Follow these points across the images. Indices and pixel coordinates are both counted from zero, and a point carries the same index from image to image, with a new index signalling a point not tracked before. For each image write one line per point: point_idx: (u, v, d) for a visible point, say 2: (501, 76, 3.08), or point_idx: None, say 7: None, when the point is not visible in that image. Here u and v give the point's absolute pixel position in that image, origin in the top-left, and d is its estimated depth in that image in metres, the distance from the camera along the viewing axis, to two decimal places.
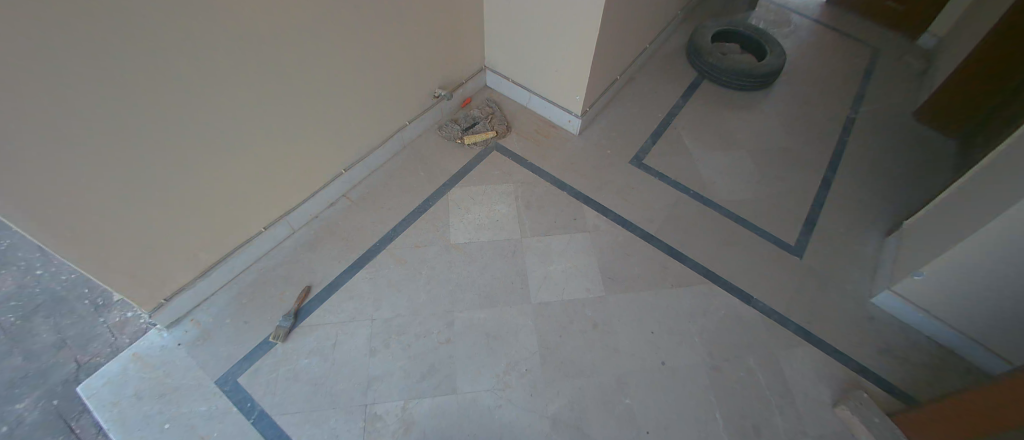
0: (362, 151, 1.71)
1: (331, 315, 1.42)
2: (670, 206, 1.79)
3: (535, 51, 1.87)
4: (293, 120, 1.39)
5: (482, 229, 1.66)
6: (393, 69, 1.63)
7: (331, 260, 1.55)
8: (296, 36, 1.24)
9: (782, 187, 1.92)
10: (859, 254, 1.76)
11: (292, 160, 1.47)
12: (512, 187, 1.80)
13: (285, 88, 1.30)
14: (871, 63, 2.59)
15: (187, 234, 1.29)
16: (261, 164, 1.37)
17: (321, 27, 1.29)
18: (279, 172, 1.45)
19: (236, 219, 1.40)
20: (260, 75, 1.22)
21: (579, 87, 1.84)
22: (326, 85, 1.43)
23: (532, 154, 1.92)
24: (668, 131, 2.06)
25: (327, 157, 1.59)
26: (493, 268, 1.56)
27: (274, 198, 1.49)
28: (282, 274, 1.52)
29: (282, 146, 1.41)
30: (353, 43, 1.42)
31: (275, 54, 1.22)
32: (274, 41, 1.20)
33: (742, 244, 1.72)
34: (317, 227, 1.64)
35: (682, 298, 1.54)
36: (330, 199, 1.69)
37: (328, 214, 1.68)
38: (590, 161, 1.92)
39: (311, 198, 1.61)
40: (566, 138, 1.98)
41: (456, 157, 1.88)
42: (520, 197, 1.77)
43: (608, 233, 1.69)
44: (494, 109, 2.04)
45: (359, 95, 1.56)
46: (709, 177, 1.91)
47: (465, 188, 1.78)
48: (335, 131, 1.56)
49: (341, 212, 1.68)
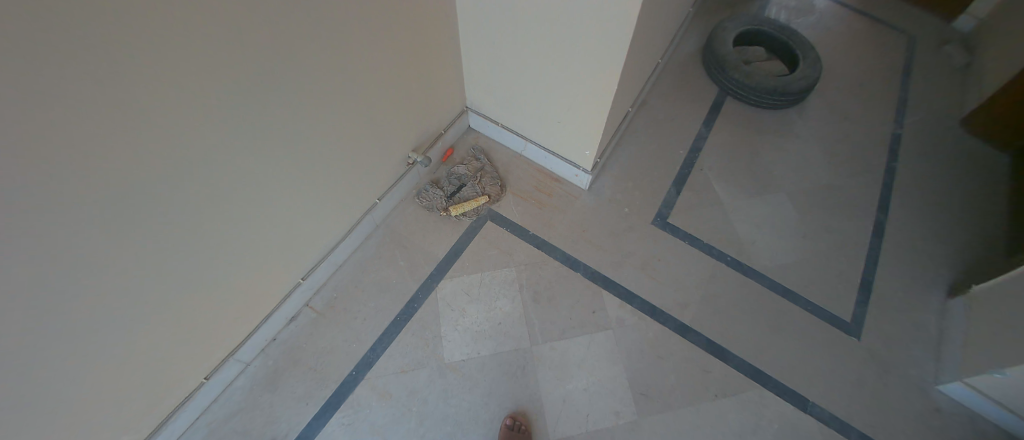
0: (324, 250, 1.35)
1: None
2: (705, 282, 1.51)
3: (533, 98, 1.45)
4: (225, 260, 1.02)
5: (482, 338, 1.35)
6: (352, 150, 1.23)
7: (299, 405, 1.24)
8: (213, 170, 0.86)
9: (831, 242, 1.63)
10: (919, 323, 1.53)
11: (231, 301, 1.11)
12: (513, 273, 1.46)
13: (208, 233, 0.93)
14: (910, 55, 2.21)
15: (99, 433, 0.96)
16: (191, 324, 1.02)
17: (245, 146, 0.90)
18: (216, 320, 1.10)
19: (165, 387, 1.06)
20: (169, 236, 0.84)
21: (592, 142, 1.45)
22: (264, 200, 1.04)
23: (533, 224, 1.56)
24: (693, 174, 1.71)
25: (279, 276, 1.23)
26: (500, 394, 1.28)
27: (214, 342, 1.14)
28: (238, 429, 1.21)
29: (218, 292, 1.05)
30: (292, 143, 1.03)
31: (187, 204, 0.84)
32: (184, 189, 0.82)
33: (791, 327, 1.46)
34: (276, 354, 1.31)
35: (728, 413, 1.30)
36: (288, 315, 1.34)
37: (288, 335, 1.33)
38: (604, 226, 1.58)
39: (260, 325, 1.26)
40: (572, 196, 1.62)
41: (440, 235, 1.51)
42: (524, 287, 1.44)
43: (634, 328, 1.41)
44: (482, 162, 1.64)
45: (308, 194, 1.17)
46: (745, 236, 1.60)
47: (455, 279, 1.43)
48: (285, 245, 1.19)
49: (305, 331, 1.33)
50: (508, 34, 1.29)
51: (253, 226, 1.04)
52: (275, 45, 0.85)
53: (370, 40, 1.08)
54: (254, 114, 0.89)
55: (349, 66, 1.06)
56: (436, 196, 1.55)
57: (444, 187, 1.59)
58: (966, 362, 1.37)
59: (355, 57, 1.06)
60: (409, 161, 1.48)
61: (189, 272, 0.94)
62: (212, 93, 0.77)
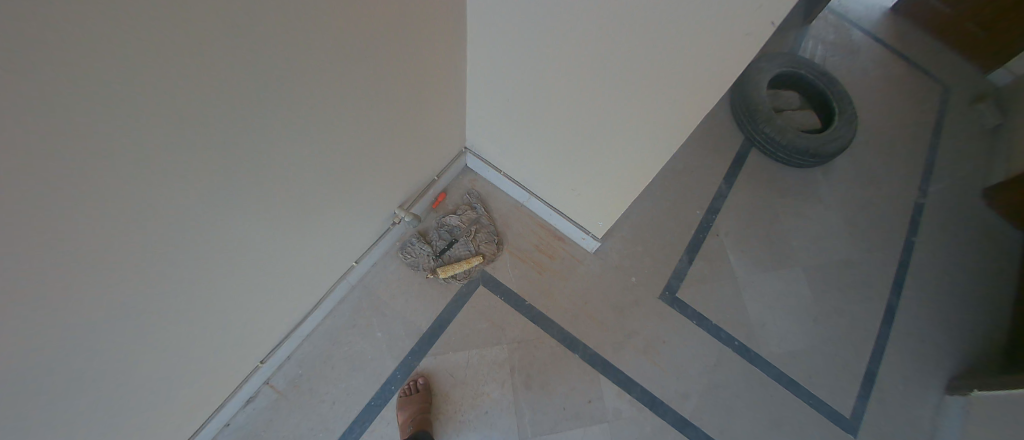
0: (291, 325, 1.18)
1: None
2: (710, 370, 1.41)
3: (537, 161, 1.24)
4: (155, 385, 0.84)
5: (464, 430, 1.23)
6: (315, 226, 1.02)
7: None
8: (119, 314, 0.66)
9: (841, 327, 1.54)
10: (918, 421, 1.47)
11: (167, 414, 0.94)
12: (504, 352, 1.32)
13: (128, 370, 0.75)
14: (941, 110, 2.05)
15: None
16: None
17: (164, 273, 0.69)
18: (152, 436, 0.94)
19: None
20: (66, 398, 0.66)
21: (602, 217, 1.27)
22: (208, 311, 0.85)
23: (531, 292, 1.39)
24: (709, 239, 1.54)
25: (231, 369, 1.06)
26: None
27: None
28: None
29: (149, 414, 0.88)
30: (238, 244, 0.82)
31: (84, 359, 0.65)
32: (76, 350, 0.63)
33: (789, 422, 1.41)
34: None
35: None
36: (244, 397, 1.16)
37: (245, 419, 1.17)
38: (610, 298, 1.42)
39: (213, 416, 1.10)
40: (577, 260, 1.45)
41: (425, 302, 1.33)
42: (517, 369, 1.30)
43: (631, 421, 1.32)
44: (478, 213, 1.45)
45: (265, 284, 0.98)
46: (757, 317, 1.49)
47: (439, 357, 1.28)
48: (237, 340, 1.01)
49: (264, 415, 1.18)
50: (512, 100, 1.07)
51: (191, 341, 0.86)
52: (200, 159, 0.62)
53: (341, 112, 0.83)
54: (177, 240, 0.67)
55: (308, 146, 0.82)
56: (423, 253, 1.36)
57: (434, 241, 1.41)
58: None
59: (316, 135, 0.82)
60: (394, 219, 1.30)
61: (110, 412, 0.77)
62: (100, 245, 0.56)
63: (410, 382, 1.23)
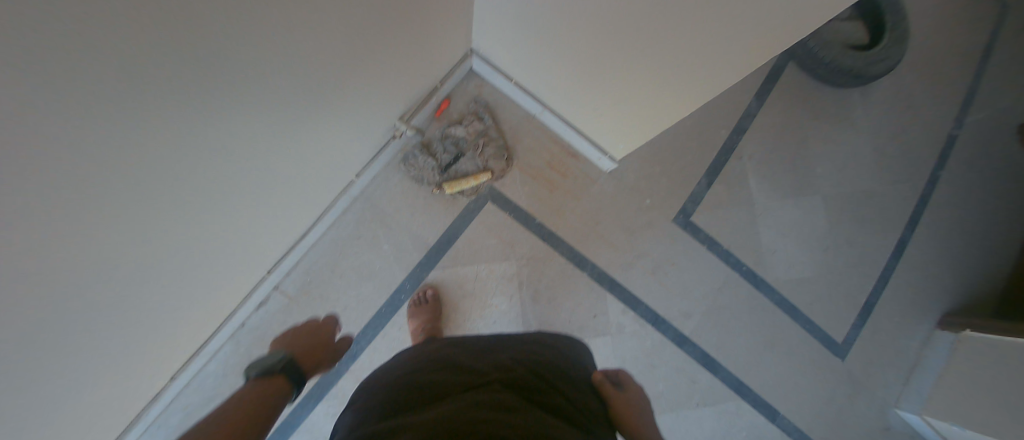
0: (296, 235, 1.16)
1: None
2: (714, 293, 1.43)
3: (556, 69, 1.12)
4: (179, 288, 0.86)
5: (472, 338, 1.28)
6: (317, 135, 0.95)
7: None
8: (117, 217, 0.62)
9: (849, 256, 1.53)
10: (904, 347, 1.52)
11: (184, 318, 0.96)
12: (513, 268, 1.31)
13: (139, 274, 0.74)
14: (997, 29, 1.85)
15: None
16: (137, 355, 0.89)
17: (159, 172, 0.64)
18: (171, 338, 0.97)
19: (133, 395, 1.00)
20: (81, 299, 0.66)
21: (619, 134, 1.18)
22: (218, 216, 0.83)
23: (540, 212, 1.35)
24: (731, 162, 1.46)
25: (239, 277, 1.06)
26: None
27: (175, 349, 1.03)
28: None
29: (168, 317, 0.90)
30: (240, 148, 0.76)
31: (88, 263, 0.63)
32: (76, 253, 0.60)
33: (782, 343, 1.46)
34: (246, 341, 1.21)
35: (704, 421, 1.39)
36: (255, 301, 1.19)
37: (258, 321, 1.21)
38: (620, 220, 1.38)
39: (228, 319, 1.14)
40: (589, 179, 1.38)
41: (431, 216, 1.30)
42: (526, 284, 1.31)
43: (632, 337, 1.37)
44: (486, 124, 1.34)
45: (269, 191, 0.94)
46: (768, 243, 1.46)
47: (448, 270, 1.28)
48: (244, 249, 0.99)
49: (277, 319, 1.21)
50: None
51: (207, 246, 0.85)
52: (188, 45, 0.53)
53: (343, 0, 0.70)
54: (181, 143, 0.63)
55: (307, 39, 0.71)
56: (427, 166, 1.29)
57: (438, 154, 1.32)
58: (930, 400, 1.40)
59: (315, 28, 0.70)
60: (395, 132, 1.24)
61: (131, 314, 0.78)
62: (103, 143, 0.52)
63: (419, 295, 1.24)
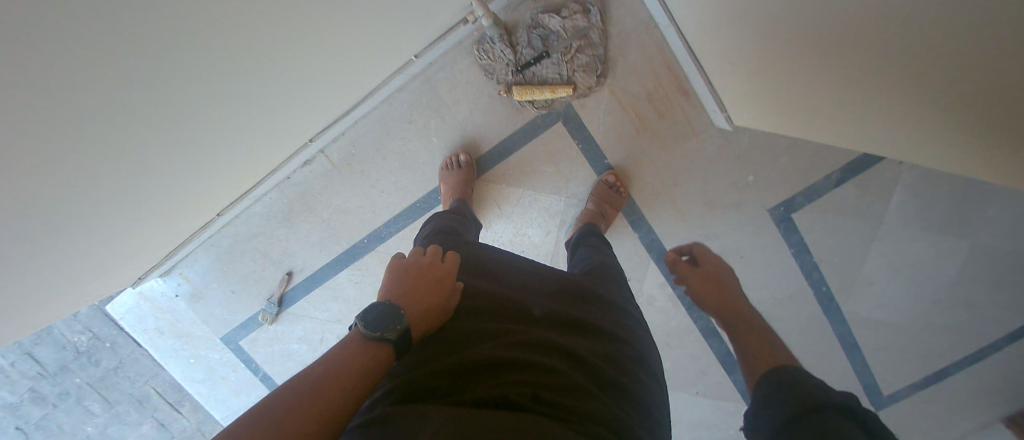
0: (343, 107, 1.07)
1: (316, 311, 1.45)
2: (772, 303, 1.23)
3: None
4: (222, 121, 0.85)
5: None
6: None
7: (314, 249, 1.35)
8: (96, 47, 0.55)
9: (962, 320, 1.22)
10: (950, 426, 1.31)
11: (213, 159, 0.95)
12: (561, 205, 1.16)
13: (156, 114, 0.71)
14: None
15: (162, 233, 1.12)
16: (170, 187, 0.93)
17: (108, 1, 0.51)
18: (210, 175, 1.00)
19: (203, 207, 1.14)
20: (92, 131, 0.65)
21: (761, 100, 0.89)
22: (251, 53, 0.75)
23: (615, 155, 1.10)
24: (885, 164, 1.09)
25: (274, 130, 1.01)
26: None
27: (235, 180, 1.11)
28: (260, 248, 1.38)
29: (215, 154, 0.94)
30: None
31: (86, 94, 0.60)
32: (66, 88, 0.56)
33: (817, 373, 1.31)
34: (290, 194, 1.26)
35: (697, 408, 1.32)
36: (301, 159, 1.18)
37: (302, 178, 1.23)
38: (705, 193, 1.11)
39: (274, 174, 1.19)
40: (690, 131, 1.07)
41: (489, 120, 1.11)
42: (567, 226, 1.18)
43: (660, 312, 1.25)
44: (591, 21, 1.02)
45: (315, 41, 0.83)
46: (867, 274, 1.20)
47: (491, 186, 1.16)
48: (276, 106, 0.92)
49: (319, 182, 1.22)
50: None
51: (243, 85, 0.81)
52: None
53: None
54: None
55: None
56: (502, 59, 1.04)
57: (519, 45, 1.05)
58: None
59: None
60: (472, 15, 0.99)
61: (175, 148, 0.82)
62: None
63: (453, 160, 1.12)
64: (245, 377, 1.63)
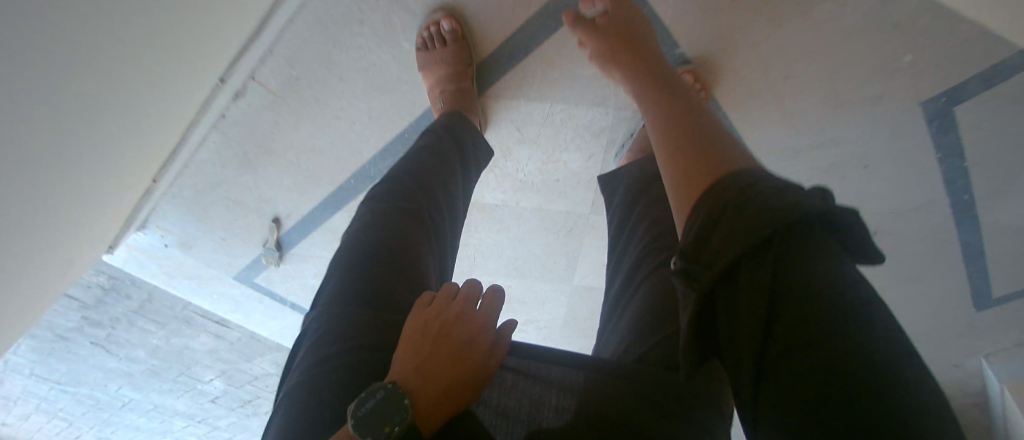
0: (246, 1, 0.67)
1: (322, 250, 1.26)
2: (876, 209, 0.97)
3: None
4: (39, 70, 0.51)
5: (525, 190, 0.98)
6: None
7: (293, 195, 1.08)
8: None
9: None
10: None
11: (59, 91, 0.55)
12: (607, 122, 0.83)
13: None
14: None
15: (95, 219, 0.87)
16: (18, 154, 0.56)
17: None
18: (88, 143, 0.66)
19: (126, 177, 0.85)
20: None
21: None
22: None
23: (692, 41, 0.73)
24: None
25: (137, 24, 0.58)
26: (531, 244, 1.11)
27: (145, 136, 0.79)
28: (230, 196, 1.13)
29: (83, 117, 0.61)
30: None
31: None
32: None
33: (912, 279, 1.11)
34: (236, 135, 0.94)
35: None
36: (226, 90, 0.83)
37: (242, 115, 0.89)
38: (826, 86, 0.76)
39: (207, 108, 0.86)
40: None
41: (488, 0, 0.70)
42: (618, 146, 0.87)
43: None
44: None
45: None
46: None
47: (511, 106, 0.81)
48: (120, 18, 0.55)
49: (266, 117, 0.88)
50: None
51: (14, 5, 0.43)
52: None
53: None
54: None
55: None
56: None
57: None
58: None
59: None
60: None
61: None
62: None
63: (425, 35, 0.73)
64: (275, 305, 1.59)
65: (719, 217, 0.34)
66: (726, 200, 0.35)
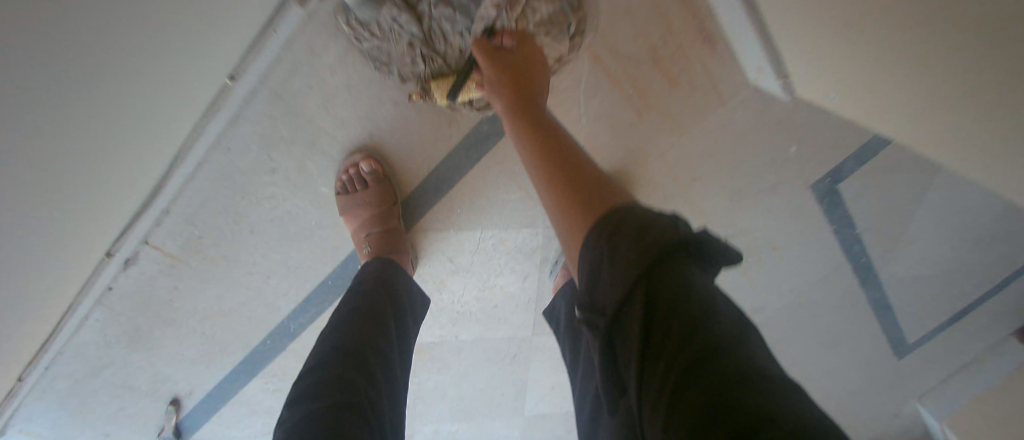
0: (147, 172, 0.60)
1: (232, 427, 0.91)
2: None
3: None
4: None
5: (467, 321, 0.88)
6: None
7: (198, 367, 0.83)
8: None
9: None
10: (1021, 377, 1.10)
11: None
12: (538, 240, 0.80)
13: None
14: None
15: None
16: None
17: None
18: None
19: None
20: None
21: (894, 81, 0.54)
22: None
23: (608, 156, 0.75)
24: None
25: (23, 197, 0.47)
26: (479, 380, 0.95)
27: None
28: (118, 382, 0.81)
29: None
30: None
31: None
32: None
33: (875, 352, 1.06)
34: (126, 310, 0.74)
35: None
36: (115, 264, 0.69)
37: (133, 287, 0.73)
38: (738, 182, 0.79)
39: (76, 299, 0.69)
40: (714, 97, 0.71)
41: (406, 139, 0.70)
42: (552, 264, 0.83)
43: None
44: None
45: None
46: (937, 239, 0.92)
47: (437, 238, 0.77)
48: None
49: (161, 286, 0.73)
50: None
51: None
52: None
53: None
54: None
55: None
56: (397, 32, 0.59)
57: None
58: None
59: None
60: None
61: None
62: None
63: (342, 179, 0.69)
64: None
65: (609, 257, 0.33)
66: (615, 240, 0.33)
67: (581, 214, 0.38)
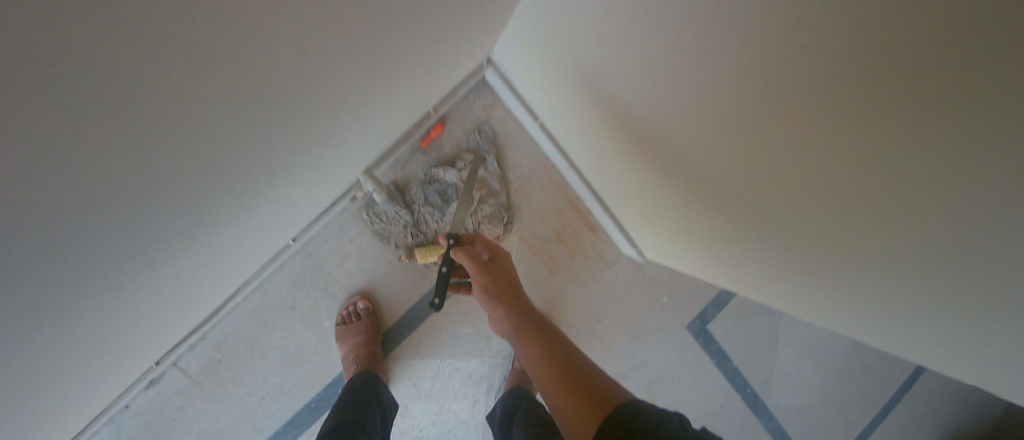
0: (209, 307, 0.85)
1: None
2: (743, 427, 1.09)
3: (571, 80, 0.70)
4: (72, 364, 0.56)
5: None
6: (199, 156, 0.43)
7: None
8: None
9: (923, 409, 1.14)
10: None
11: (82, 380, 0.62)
12: (485, 368, 1.02)
13: None
14: None
15: None
16: None
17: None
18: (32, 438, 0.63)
19: None
20: None
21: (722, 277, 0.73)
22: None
23: (536, 301, 1.05)
24: None
25: (176, 309, 0.72)
26: None
27: None
28: None
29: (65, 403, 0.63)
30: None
31: None
32: None
33: None
34: (132, 428, 0.87)
35: None
36: (142, 382, 0.86)
37: (147, 404, 0.88)
38: (633, 323, 1.09)
39: (102, 413, 0.84)
40: (603, 264, 1.06)
41: (392, 288, 0.99)
42: (496, 390, 1.02)
43: None
44: (488, 171, 1.01)
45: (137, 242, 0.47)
46: (807, 377, 1.14)
47: (406, 364, 0.99)
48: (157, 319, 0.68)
49: (171, 405, 0.89)
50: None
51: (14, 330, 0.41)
52: None
53: None
54: None
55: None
56: (398, 221, 0.97)
57: (413, 205, 0.98)
58: None
59: None
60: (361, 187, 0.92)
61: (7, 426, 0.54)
62: None
63: (343, 313, 0.95)
64: None
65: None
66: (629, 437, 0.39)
67: (581, 413, 0.45)
